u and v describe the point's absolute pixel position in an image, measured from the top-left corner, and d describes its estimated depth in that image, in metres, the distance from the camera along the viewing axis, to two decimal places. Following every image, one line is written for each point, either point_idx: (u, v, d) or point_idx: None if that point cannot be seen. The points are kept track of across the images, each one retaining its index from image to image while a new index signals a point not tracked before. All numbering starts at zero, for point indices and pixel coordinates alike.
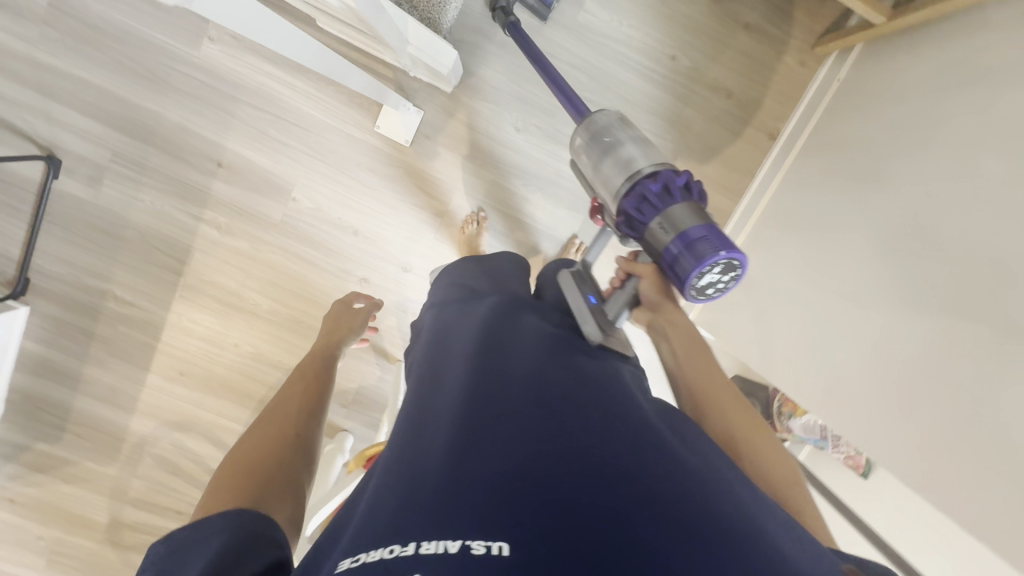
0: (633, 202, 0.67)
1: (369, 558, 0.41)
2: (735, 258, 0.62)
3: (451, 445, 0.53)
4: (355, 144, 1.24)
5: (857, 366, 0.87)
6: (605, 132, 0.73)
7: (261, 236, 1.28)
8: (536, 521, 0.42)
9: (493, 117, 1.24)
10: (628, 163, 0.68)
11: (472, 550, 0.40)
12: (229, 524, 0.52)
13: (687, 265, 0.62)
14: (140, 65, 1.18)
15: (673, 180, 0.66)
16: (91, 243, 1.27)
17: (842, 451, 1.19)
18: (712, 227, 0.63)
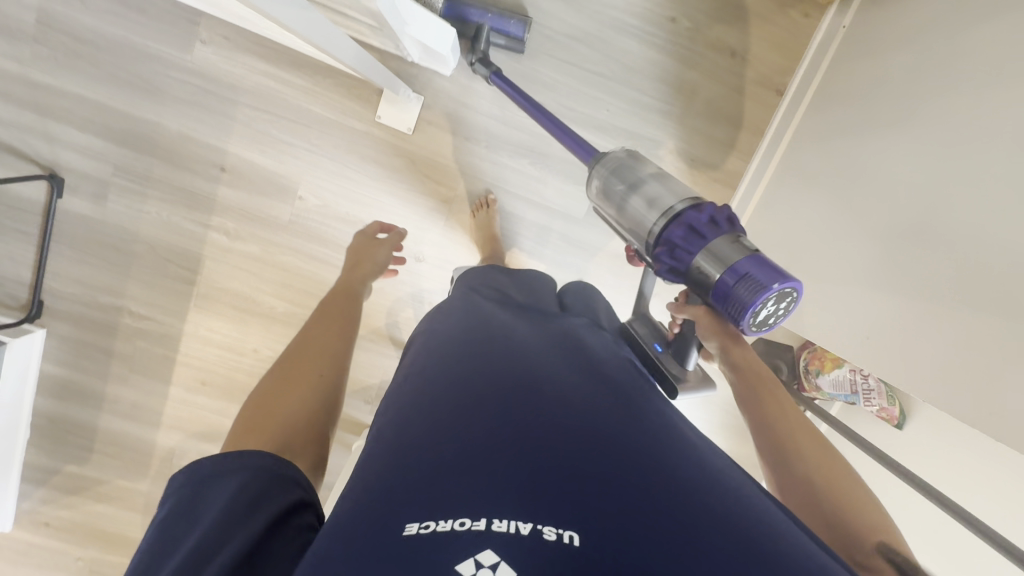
0: (672, 244, 0.72)
1: (440, 529, 0.42)
2: (790, 287, 0.66)
3: (503, 425, 0.54)
4: (358, 137, 1.22)
5: (889, 311, 0.87)
6: (630, 175, 0.79)
7: (271, 238, 1.27)
8: (601, 514, 0.45)
9: (495, 98, 1.22)
10: (657, 204, 0.74)
11: (544, 536, 0.42)
12: (255, 463, 0.56)
13: (744, 300, 0.66)
14: (133, 74, 1.16)
15: (697, 218, 0.71)
16: (102, 260, 1.26)
17: (875, 405, 1.24)
18: (757, 261, 0.67)
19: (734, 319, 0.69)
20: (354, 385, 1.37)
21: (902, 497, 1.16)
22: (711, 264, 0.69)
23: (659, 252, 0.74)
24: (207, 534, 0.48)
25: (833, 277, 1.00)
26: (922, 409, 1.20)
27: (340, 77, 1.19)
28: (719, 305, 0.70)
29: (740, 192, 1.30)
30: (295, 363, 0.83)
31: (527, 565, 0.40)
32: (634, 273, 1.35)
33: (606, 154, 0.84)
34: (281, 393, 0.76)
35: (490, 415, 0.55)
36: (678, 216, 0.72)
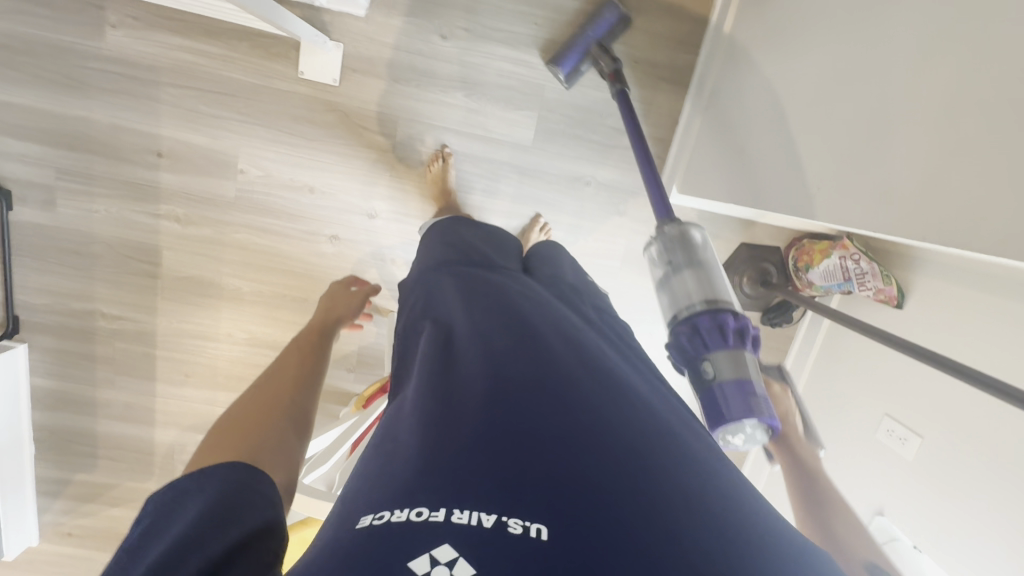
0: (691, 331, 0.67)
1: (393, 519, 0.39)
2: (773, 426, 0.65)
3: (484, 409, 0.50)
4: (286, 98, 1.19)
5: (892, 165, 0.79)
6: (688, 252, 0.71)
7: (222, 218, 1.26)
8: (575, 512, 0.40)
9: (418, 32, 1.16)
10: (700, 293, 0.67)
11: (509, 529, 0.38)
12: (222, 474, 0.46)
13: (733, 413, 0.63)
14: (52, 72, 1.15)
15: (708, 326, 0.66)
16: (65, 267, 1.27)
17: (869, 289, 1.16)
18: (757, 389, 0.64)
19: (711, 423, 0.66)
20: (332, 354, 1.35)
21: (911, 377, 1.07)
22: (722, 368, 0.64)
23: (676, 331, 0.68)
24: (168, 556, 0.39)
25: (822, 152, 0.92)
26: (920, 282, 1.11)
27: (255, 38, 1.15)
28: (703, 401, 0.66)
29: (693, 87, 1.22)
30: (265, 387, 0.67)
31: (486, 560, 0.36)
32: (597, 196, 1.28)
33: (678, 221, 0.75)
34: (247, 412, 0.60)
35: (473, 401, 0.51)
36: (710, 312, 0.66)
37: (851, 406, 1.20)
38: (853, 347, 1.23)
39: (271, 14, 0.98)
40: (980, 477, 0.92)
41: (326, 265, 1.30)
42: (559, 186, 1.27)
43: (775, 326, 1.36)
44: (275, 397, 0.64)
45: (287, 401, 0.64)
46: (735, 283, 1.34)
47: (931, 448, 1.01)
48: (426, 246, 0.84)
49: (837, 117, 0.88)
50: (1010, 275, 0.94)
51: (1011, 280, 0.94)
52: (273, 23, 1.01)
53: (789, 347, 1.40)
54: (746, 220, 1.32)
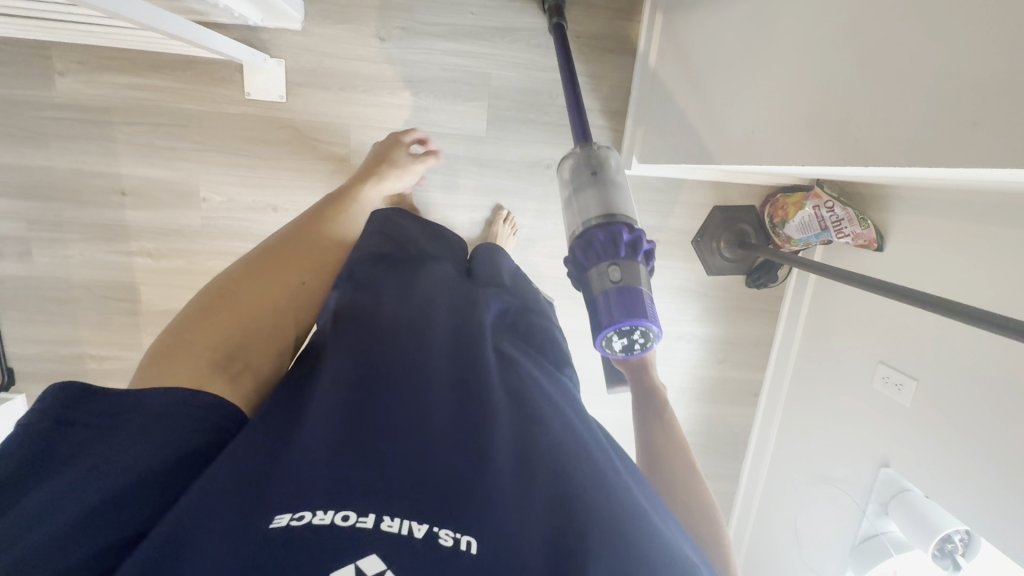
0: (584, 245, 0.67)
1: (316, 521, 0.37)
2: (653, 329, 0.65)
3: (418, 406, 0.48)
4: (237, 121, 1.20)
5: None
6: (601, 171, 0.71)
7: (192, 248, 1.27)
8: (505, 520, 0.40)
9: (354, 38, 1.16)
10: (597, 207, 0.68)
11: (439, 540, 0.38)
12: (192, 410, 0.45)
13: (612, 319, 0.64)
14: (8, 126, 1.17)
15: (621, 235, 0.65)
16: (49, 314, 1.30)
17: (847, 237, 1.12)
18: (638, 295, 0.64)
19: (599, 327, 0.65)
20: None
21: (900, 320, 1.03)
22: (609, 278, 0.65)
23: (573, 243, 0.69)
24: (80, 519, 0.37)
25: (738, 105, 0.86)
26: (897, 222, 1.07)
27: (197, 66, 1.17)
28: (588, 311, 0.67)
29: (638, 54, 1.18)
30: (260, 269, 0.61)
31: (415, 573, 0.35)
32: None
33: (594, 144, 0.74)
34: (241, 297, 0.57)
35: (402, 397, 0.49)
36: (605, 225, 0.66)
37: (843, 358, 1.16)
38: (840, 299, 1.19)
39: (204, 39, 0.98)
40: (978, 415, 0.88)
41: None
42: (518, 172, 1.25)
43: (761, 288, 1.32)
44: (280, 278, 0.60)
45: (296, 288, 0.61)
46: (713, 248, 1.30)
47: (926, 390, 0.97)
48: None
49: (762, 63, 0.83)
50: (984, 200, 0.89)
51: (987, 205, 0.89)
52: (208, 49, 1.01)
53: (781, 306, 1.36)
54: (714, 182, 1.28)
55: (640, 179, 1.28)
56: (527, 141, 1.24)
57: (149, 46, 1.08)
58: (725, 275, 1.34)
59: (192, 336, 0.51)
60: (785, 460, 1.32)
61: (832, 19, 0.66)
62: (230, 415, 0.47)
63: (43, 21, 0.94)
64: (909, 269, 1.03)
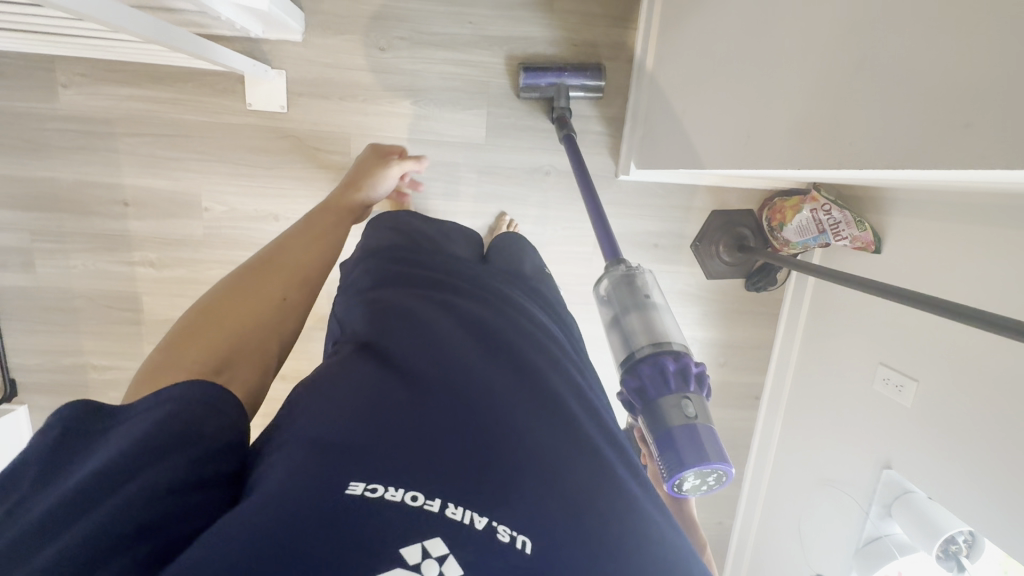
0: (650, 374, 0.65)
1: (388, 497, 0.39)
2: (725, 471, 0.63)
3: (472, 404, 0.51)
4: (238, 130, 1.21)
5: None
6: (649, 296, 0.72)
7: (194, 257, 1.28)
8: (553, 522, 0.43)
9: (354, 48, 1.18)
10: (655, 335, 0.67)
11: (497, 535, 0.40)
12: (177, 394, 0.44)
13: (691, 460, 0.61)
14: (12, 139, 1.18)
15: (689, 367, 0.66)
16: (52, 324, 1.30)
17: (846, 239, 1.13)
18: (710, 433, 0.63)
19: (672, 465, 0.62)
20: None
21: (899, 321, 1.03)
22: (682, 412, 0.63)
23: (634, 371, 0.66)
24: (81, 517, 0.35)
25: None
26: (894, 224, 1.08)
27: (199, 77, 1.18)
28: (657, 444, 0.64)
29: (636, 61, 1.20)
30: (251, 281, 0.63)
31: (476, 563, 0.37)
32: (558, 184, 1.27)
33: (635, 265, 0.77)
34: (229, 313, 0.58)
35: (452, 392, 0.51)
36: (672, 354, 0.66)
37: (843, 360, 1.17)
38: (839, 301, 1.19)
39: (205, 52, 0.99)
40: (979, 414, 0.88)
41: None
42: (518, 179, 1.27)
43: (761, 291, 1.33)
44: (265, 296, 0.63)
45: (280, 304, 0.63)
46: (712, 252, 1.31)
47: (927, 390, 0.97)
48: (378, 228, 0.81)
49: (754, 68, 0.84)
50: (981, 201, 0.90)
51: (984, 206, 0.90)
52: (209, 61, 1.02)
53: (780, 309, 1.37)
54: (712, 186, 1.29)
55: (639, 185, 1.29)
56: (527, 148, 1.25)
57: (152, 58, 1.09)
58: (724, 279, 1.35)
59: (184, 348, 0.52)
60: (788, 464, 1.32)
61: (826, 22, 0.66)
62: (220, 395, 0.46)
63: (48, 35, 0.95)
64: (908, 270, 1.04)
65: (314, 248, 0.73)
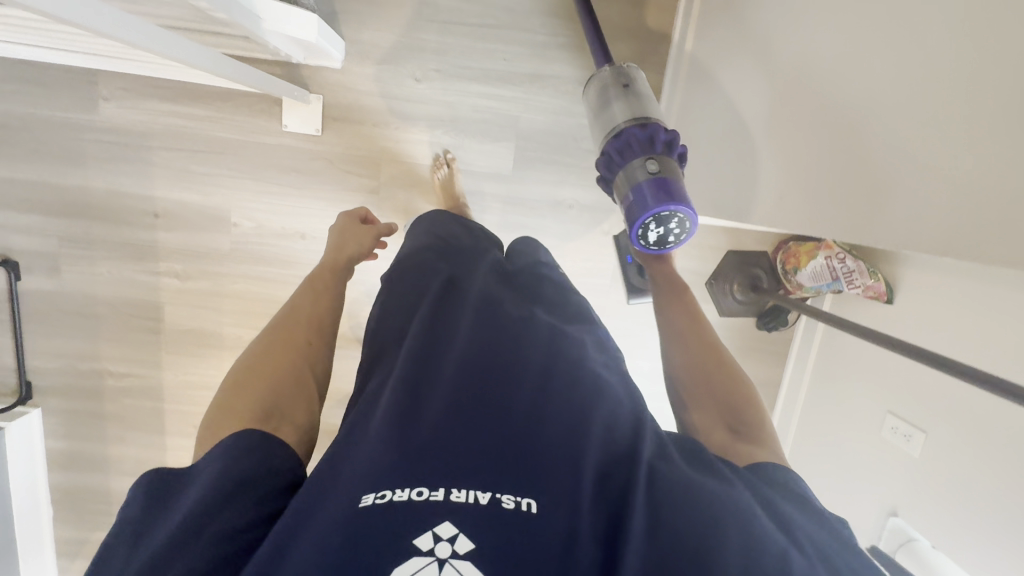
0: (619, 143, 0.76)
1: (397, 498, 0.47)
2: (687, 217, 0.72)
3: (477, 397, 0.57)
4: (272, 151, 1.24)
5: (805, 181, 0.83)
6: (632, 85, 0.82)
7: (219, 270, 1.30)
8: (555, 483, 0.50)
9: (391, 78, 1.21)
10: (630, 115, 0.78)
11: (502, 504, 0.48)
12: (224, 450, 0.54)
13: (649, 202, 0.70)
14: (50, 146, 1.21)
15: (657, 134, 0.74)
16: (71, 329, 1.32)
17: (858, 286, 1.16)
18: (671, 181, 0.71)
19: (632, 213, 0.72)
20: (334, 394, 1.38)
21: (906, 374, 1.06)
22: (646, 170, 0.72)
23: (608, 149, 0.77)
24: (165, 559, 0.46)
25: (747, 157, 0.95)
26: (907, 277, 1.12)
27: (239, 98, 1.21)
28: (625, 200, 0.74)
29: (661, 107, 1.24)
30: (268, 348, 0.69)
31: (483, 533, 0.46)
32: (580, 217, 1.30)
33: (624, 63, 0.86)
34: (265, 368, 0.66)
35: (452, 388, 0.59)
36: (642, 125, 0.75)
37: (849, 405, 1.20)
38: (848, 347, 1.23)
39: (249, 77, 1.02)
40: (984, 472, 0.91)
41: None
42: (540, 210, 1.30)
43: (772, 331, 1.36)
44: (293, 346, 0.70)
45: (305, 349, 0.71)
46: (726, 291, 1.34)
47: (934, 444, 1.00)
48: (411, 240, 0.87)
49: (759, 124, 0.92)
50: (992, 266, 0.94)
51: (996, 270, 0.93)
52: (253, 86, 1.06)
53: (790, 349, 1.40)
54: (729, 228, 1.33)
55: None
56: (552, 180, 1.28)
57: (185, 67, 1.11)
58: (735, 317, 1.37)
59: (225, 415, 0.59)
60: None
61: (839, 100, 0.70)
62: (257, 449, 0.54)
63: (101, 55, 0.98)
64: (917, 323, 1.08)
65: (318, 301, 0.78)
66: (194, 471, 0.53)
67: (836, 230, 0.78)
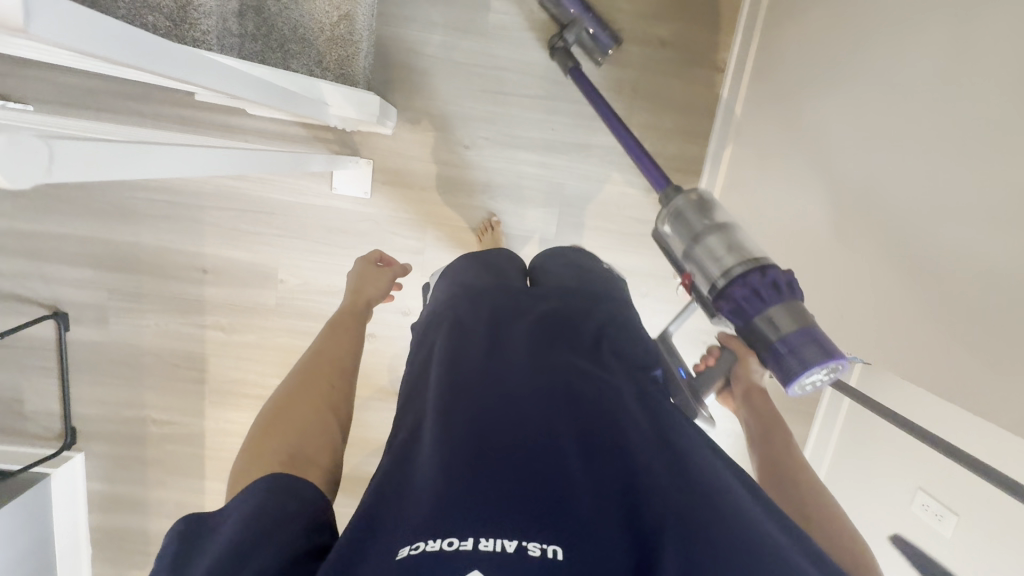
0: (745, 292, 0.65)
1: (429, 549, 0.42)
2: (842, 365, 0.64)
3: (509, 431, 0.52)
4: (321, 212, 1.26)
5: (853, 280, 0.83)
6: (717, 217, 0.72)
7: (264, 324, 1.32)
8: (586, 528, 0.45)
9: (441, 145, 1.24)
10: (739, 255, 0.68)
11: (529, 552, 0.43)
12: (260, 488, 0.53)
13: (810, 360, 0.62)
14: (104, 204, 1.23)
15: (781, 278, 0.65)
16: (117, 378, 1.34)
17: None
18: (821, 331, 0.63)
19: (790, 372, 0.63)
20: (371, 444, 1.41)
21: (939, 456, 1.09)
22: (792, 322, 0.63)
23: (728, 294, 0.67)
24: None
25: (798, 248, 0.97)
26: None
27: None
28: (771, 356, 0.64)
29: (703, 179, 1.28)
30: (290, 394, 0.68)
31: None
32: None
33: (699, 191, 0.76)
34: (289, 411, 0.65)
35: (483, 421, 0.53)
36: (760, 269, 0.66)
37: None
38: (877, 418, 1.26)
39: (323, 162, 1.03)
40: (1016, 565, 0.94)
41: (365, 361, 1.37)
42: None
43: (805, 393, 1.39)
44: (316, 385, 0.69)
45: (327, 390, 0.70)
46: None
47: (966, 530, 1.03)
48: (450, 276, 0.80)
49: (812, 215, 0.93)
50: None
51: None
52: (327, 164, 1.06)
53: (816, 410, 1.43)
54: None
55: None
56: (592, 244, 1.31)
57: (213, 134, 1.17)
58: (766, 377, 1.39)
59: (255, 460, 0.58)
60: None
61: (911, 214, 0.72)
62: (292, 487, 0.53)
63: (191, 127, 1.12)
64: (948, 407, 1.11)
65: (337, 344, 0.78)
66: (225, 512, 0.52)
67: (882, 339, 0.78)
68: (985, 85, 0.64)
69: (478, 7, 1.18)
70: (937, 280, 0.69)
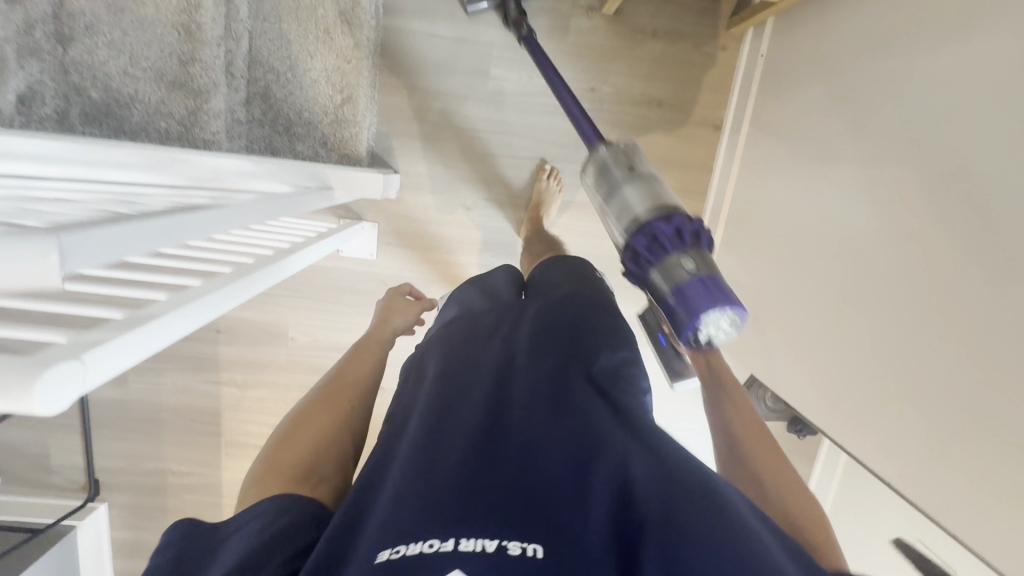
0: (645, 239, 0.64)
1: (410, 552, 0.44)
2: (740, 316, 0.62)
3: (494, 436, 0.52)
4: (329, 273, 1.30)
5: (850, 371, 0.85)
6: (637, 168, 0.72)
7: (276, 379, 1.37)
8: (566, 525, 0.45)
9: (444, 206, 1.27)
10: (650, 202, 0.67)
11: (507, 551, 0.44)
12: (266, 507, 0.52)
13: (703, 307, 0.60)
14: None
15: (683, 226, 0.64)
16: (137, 433, 1.39)
17: None
18: (721, 281, 0.61)
19: (682, 322, 0.61)
20: None
21: None
22: (685, 268, 0.61)
23: (632, 242, 0.66)
24: None
25: (797, 324, 0.99)
26: None
27: None
28: (667, 305, 0.63)
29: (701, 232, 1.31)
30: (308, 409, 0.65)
31: None
32: None
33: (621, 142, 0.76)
34: (303, 430, 0.62)
35: (471, 428, 0.53)
36: (663, 216, 0.65)
37: None
38: None
39: (329, 242, 1.04)
40: None
41: None
42: None
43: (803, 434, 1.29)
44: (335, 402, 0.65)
45: (347, 412, 0.65)
46: (761, 396, 1.26)
47: None
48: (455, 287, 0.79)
49: (812, 294, 0.95)
50: None
51: None
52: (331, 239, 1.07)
53: None
54: None
55: None
56: None
57: None
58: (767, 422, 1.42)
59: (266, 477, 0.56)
60: None
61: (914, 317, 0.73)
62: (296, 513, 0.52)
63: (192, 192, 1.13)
64: None
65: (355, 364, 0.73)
66: (231, 525, 0.51)
67: (878, 440, 0.79)
68: (980, 201, 0.66)
69: (478, 74, 1.21)
70: (936, 394, 0.70)
